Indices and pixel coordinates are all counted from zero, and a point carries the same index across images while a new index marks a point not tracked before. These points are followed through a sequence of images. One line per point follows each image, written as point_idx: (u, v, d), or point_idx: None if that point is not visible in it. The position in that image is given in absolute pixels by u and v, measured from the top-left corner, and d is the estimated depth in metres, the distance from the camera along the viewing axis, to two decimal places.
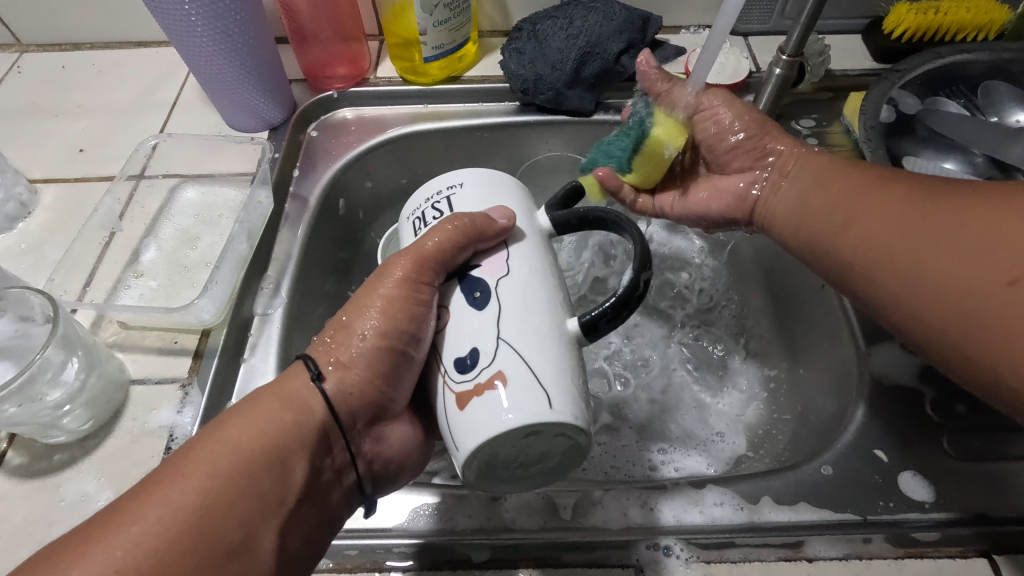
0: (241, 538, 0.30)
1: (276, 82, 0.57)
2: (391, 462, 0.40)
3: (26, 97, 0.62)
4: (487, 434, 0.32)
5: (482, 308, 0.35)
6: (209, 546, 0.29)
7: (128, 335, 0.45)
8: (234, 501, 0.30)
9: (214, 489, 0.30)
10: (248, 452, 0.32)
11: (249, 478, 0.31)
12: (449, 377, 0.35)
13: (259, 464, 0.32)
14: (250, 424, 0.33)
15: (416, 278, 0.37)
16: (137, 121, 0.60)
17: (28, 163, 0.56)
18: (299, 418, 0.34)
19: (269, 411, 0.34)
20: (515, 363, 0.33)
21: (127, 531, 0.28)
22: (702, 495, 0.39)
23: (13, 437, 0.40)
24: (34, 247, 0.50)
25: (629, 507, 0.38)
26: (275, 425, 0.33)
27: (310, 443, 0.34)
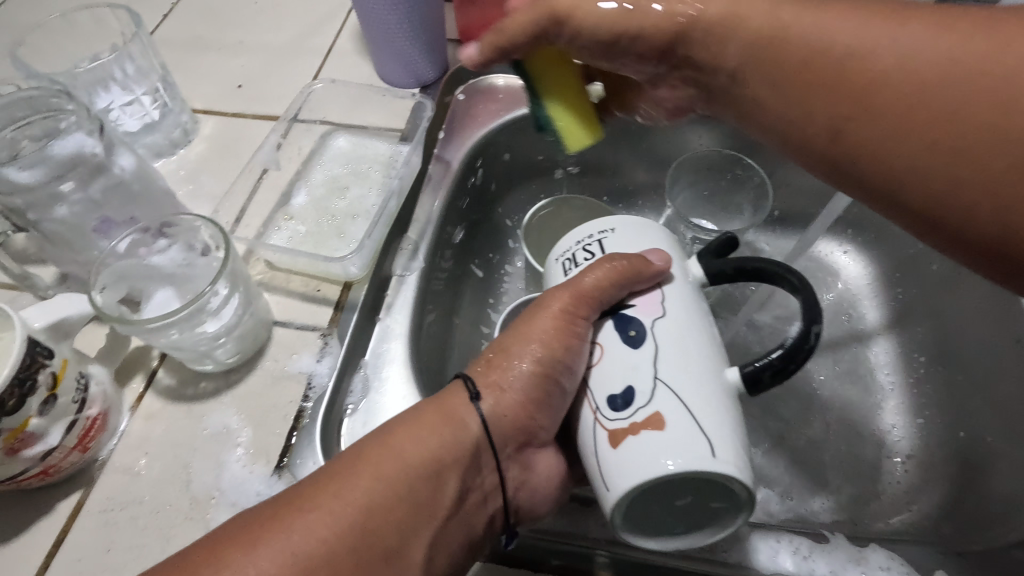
0: (396, 545, 0.27)
1: (437, 39, 0.56)
2: (535, 496, 0.34)
3: (194, 29, 0.64)
4: (646, 479, 0.27)
5: (638, 347, 0.30)
6: (363, 552, 0.26)
7: (274, 276, 0.45)
8: (393, 509, 0.27)
9: (377, 494, 0.27)
10: (408, 461, 0.28)
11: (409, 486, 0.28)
12: (600, 414, 0.30)
13: (418, 475, 0.28)
14: (412, 432, 0.29)
15: (572, 312, 0.32)
16: (293, 62, 0.60)
17: (191, 93, 0.58)
18: (457, 436, 0.30)
19: (429, 423, 0.30)
20: (677, 409, 0.28)
21: (298, 520, 0.25)
22: (865, 555, 0.35)
23: (164, 356, 0.41)
24: (192, 176, 0.51)
25: (779, 552, 0.35)
26: (434, 438, 0.29)
27: (463, 461, 0.30)
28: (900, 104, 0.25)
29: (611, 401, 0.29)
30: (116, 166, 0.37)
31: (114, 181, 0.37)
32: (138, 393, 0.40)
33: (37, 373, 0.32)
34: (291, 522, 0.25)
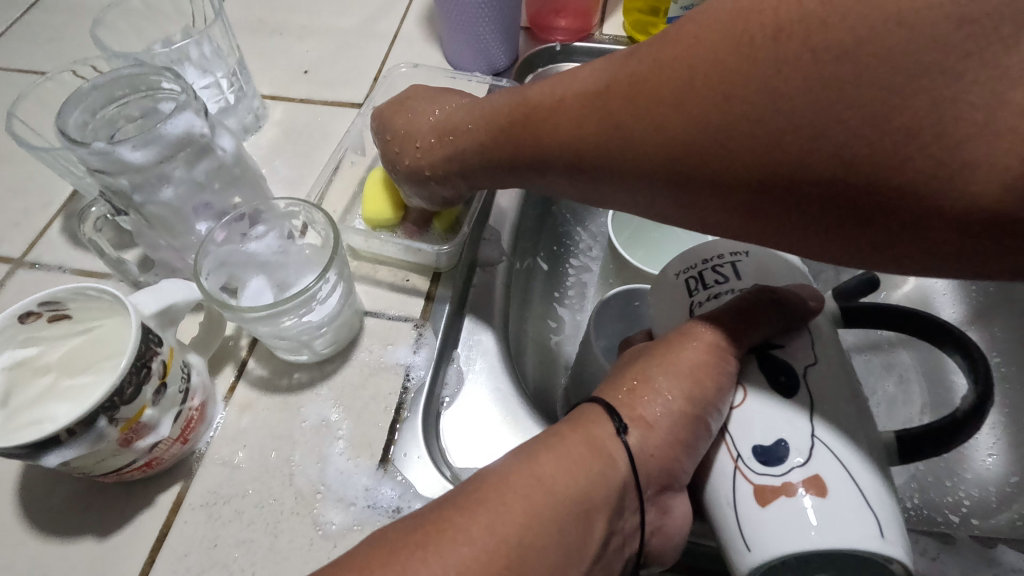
0: None
1: (512, 25, 0.54)
2: (668, 540, 0.30)
3: (253, 12, 0.62)
4: (803, 548, 0.25)
5: (791, 398, 0.28)
6: None
7: (360, 265, 0.44)
8: (539, 552, 0.25)
9: (528, 532, 0.25)
10: (560, 498, 0.26)
11: (560, 528, 0.26)
12: (743, 464, 0.27)
13: (569, 514, 0.26)
14: (561, 463, 0.28)
15: (721, 349, 0.30)
16: (358, 48, 0.59)
17: (256, 78, 0.56)
18: (606, 471, 0.28)
19: (578, 456, 0.28)
20: (839, 469, 0.26)
21: (443, 559, 0.24)
22: (997, 556, 0.33)
23: (255, 345, 0.40)
24: (265, 162, 0.50)
25: (908, 552, 0.33)
26: (584, 472, 0.27)
27: (610, 497, 0.28)
28: (738, 139, 0.24)
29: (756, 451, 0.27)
30: (219, 148, 0.35)
31: (216, 165, 0.35)
32: (230, 383, 0.38)
33: (151, 361, 0.30)
34: (432, 562, 0.24)
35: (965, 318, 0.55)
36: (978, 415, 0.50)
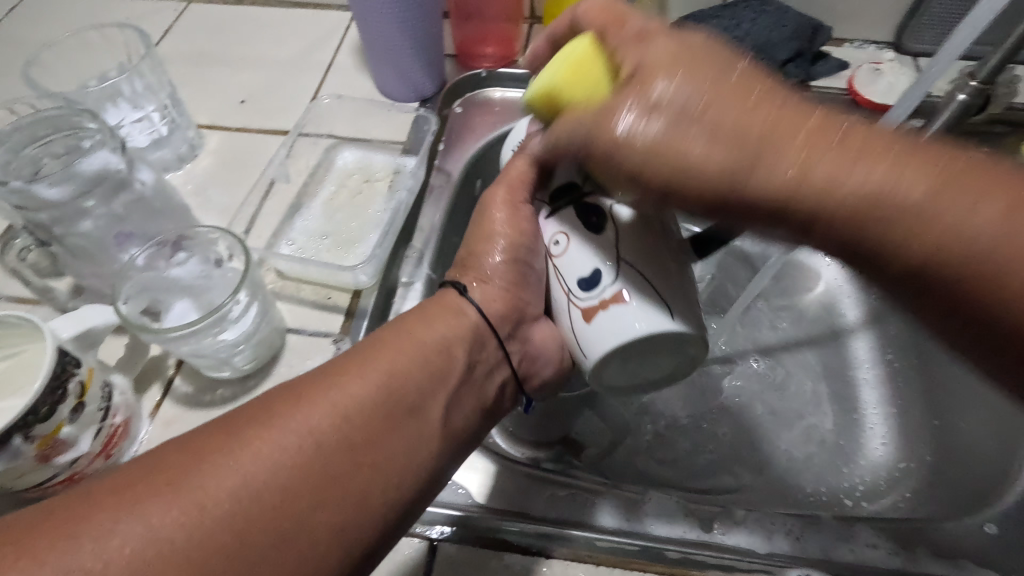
0: (375, 455, 0.28)
1: (435, 55, 0.58)
2: (536, 360, 0.39)
3: (194, 43, 0.65)
4: (621, 343, 0.31)
5: (599, 232, 0.33)
6: (337, 466, 0.27)
7: (284, 285, 0.47)
8: (369, 429, 0.28)
9: (353, 413, 0.29)
10: (382, 384, 0.30)
11: (381, 410, 0.29)
12: (571, 295, 0.33)
13: (389, 395, 0.30)
14: (385, 356, 0.32)
15: (515, 200, 0.38)
16: (294, 77, 0.62)
17: (195, 107, 0.59)
18: (427, 357, 0.33)
19: (401, 350, 0.32)
20: (645, 293, 0.31)
21: (309, 406, 0.28)
22: (854, 533, 0.37)
23: (181, 364, 0.42)
24: (200, 189, 0.53)
25: (774, 532, 0.37)
26: (406, 360, 0.32)
27: (466, 336, 0.35)
28: (832, 211, 0.22)
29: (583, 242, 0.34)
30: (138, 181, 0.38)
31: (135, 196, 0.38)
32: (156, 400, 0.41)
33: (67, 382, 0.33)
34: (300, 409, 0.28)
35: (865, 319, 0.59)
36: (873, 407, 0.55)
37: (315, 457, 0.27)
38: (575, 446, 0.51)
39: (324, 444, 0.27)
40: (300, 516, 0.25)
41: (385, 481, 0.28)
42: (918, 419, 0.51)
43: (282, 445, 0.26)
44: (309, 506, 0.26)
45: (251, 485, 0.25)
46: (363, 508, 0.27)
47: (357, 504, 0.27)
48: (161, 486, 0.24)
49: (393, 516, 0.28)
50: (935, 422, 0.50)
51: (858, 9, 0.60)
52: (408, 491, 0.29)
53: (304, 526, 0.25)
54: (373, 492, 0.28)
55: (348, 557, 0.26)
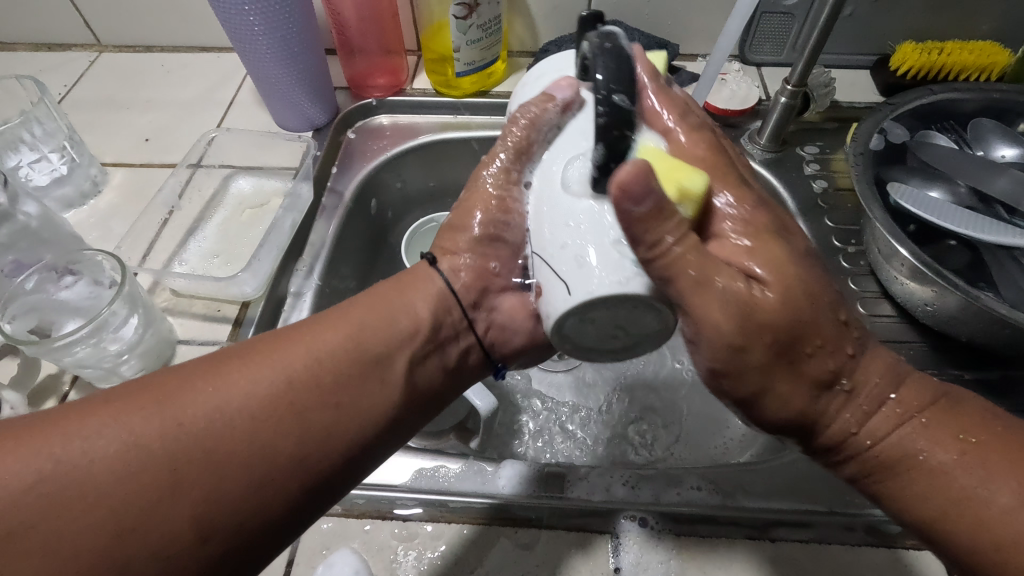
0: (338, 396, 0.32)
1: (323, 88, 0.63)
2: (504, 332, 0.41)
3: (104, 91, 0.70)
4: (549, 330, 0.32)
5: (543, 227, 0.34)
6: (300, 405, 0.31)
7: (178, 302, 0.51)
8: (331, 378, 0.32)
9: (319, 362, 0.32)
10: (348, 342, 0.34)
11: (348, 363, 0.33)
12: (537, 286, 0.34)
13: (349, 354, 0.33)
14: (351, 320, 0.35)
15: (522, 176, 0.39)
16: (197, 115, 0.67)
17: (101, 149, 0.63)
18: (388, 322, 0.36)
19: (365, 317, 0.36)
20: (547, 273, 0.31)
21: (283, 347, 0.32)
22: (681, 479, 0.42)
23: (76, 379, 0.45)
24: (101, 222, 0.56)
25: (612, 484, 0.42)
26: (367, 324, 0.35)
27: (427, 297, 0.39)
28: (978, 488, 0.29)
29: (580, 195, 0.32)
30: (20, 214, 0.43)
31: (18, 227, 0.43)
32: None
33: None
34: (275, 349, 0.32)
35: None
36: None
37: (282, 395, 0.30)
38: (467, 431, 0.55)
39: (293, 383, 0.31)
40: (271, 441, 0.29)
41: (349, 420, 0.32)
42: None
43: (258, 382, 0.30)
44: (267, 437, 0.29)
45: (227, 412, 0.29)
46: (329, 440, 0.31)
47: (317, 431, 0.30)
48: (136, 402, 0.28)
49: (352, 454, 0.32)
50: None
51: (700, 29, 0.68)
52: (366, 436, 0.32)
53: (266, 447, 0.29)
54: (333, 434, 0.31)
55: (301, 489, 0.29)
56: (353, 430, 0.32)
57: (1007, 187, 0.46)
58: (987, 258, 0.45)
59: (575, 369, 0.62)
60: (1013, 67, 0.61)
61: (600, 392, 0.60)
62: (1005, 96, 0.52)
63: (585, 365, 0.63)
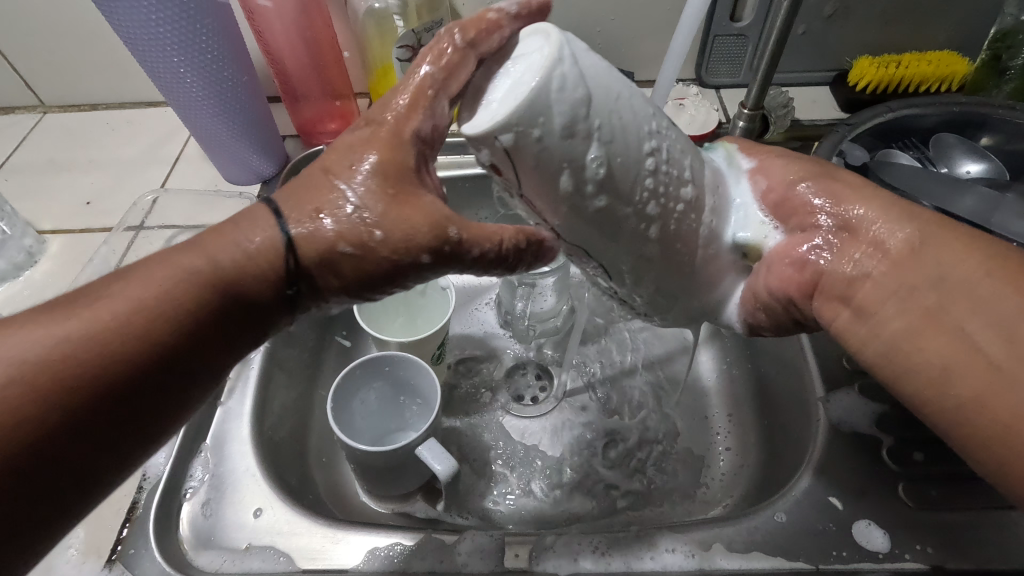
0: (76, 385, 0.24)
1: (268, 138, 0.61)
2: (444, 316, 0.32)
3: (47, 154, 0.67)
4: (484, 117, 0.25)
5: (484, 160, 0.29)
6: (22, 386, 0.23)
7: None
8: (81, 364, 0.24)
9: (79, 336, 0.24)
10: (130, 313, 0.25)
11: (111, 340, 0.24)
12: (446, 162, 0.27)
13: (120, 332, 0.25)
14: (154, 284, 0.26)
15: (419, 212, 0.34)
16: (142, 175, 0.64)
17: (39, 215, 0.61)
18: (200, 292, 0.26)
19: (171, 278, 0.26)
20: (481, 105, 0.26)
21: (56, 317, 0.25)
22: (655, 541, 0.39)
23: None
24: (36, 293, 0.54)
25: (580, 553, 0.39)
26: (171, 289, 0.26)
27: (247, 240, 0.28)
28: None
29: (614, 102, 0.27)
30: None
31: None
32: None
33: None
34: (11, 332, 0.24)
35: (706, 334, 0.62)
36: (715, 412, 0.58)
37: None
38: (435, 492, 0.51)
39: (11, 366, 0.23)
40: None
41: (89, 386, 0.24)
42: (752, 420, 0.55)
43: (14, 351, 0.23)
44: None
45: None
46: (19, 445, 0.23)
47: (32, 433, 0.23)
48: None
49: (80, 445, 0.24)
50: (766, 421, 0.53)
51: (656, 54, 0.67)
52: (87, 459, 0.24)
53: None
54: (53, 415, 0.23)
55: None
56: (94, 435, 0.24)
57: (973, 206, 0.45)
58: None
59: (549, 415, 0.58)
60: (972, 76, 0.60)
61: (578, 437, 0.56)
62: (964, 109, 0.51)
63: (561, 409, 0.58)
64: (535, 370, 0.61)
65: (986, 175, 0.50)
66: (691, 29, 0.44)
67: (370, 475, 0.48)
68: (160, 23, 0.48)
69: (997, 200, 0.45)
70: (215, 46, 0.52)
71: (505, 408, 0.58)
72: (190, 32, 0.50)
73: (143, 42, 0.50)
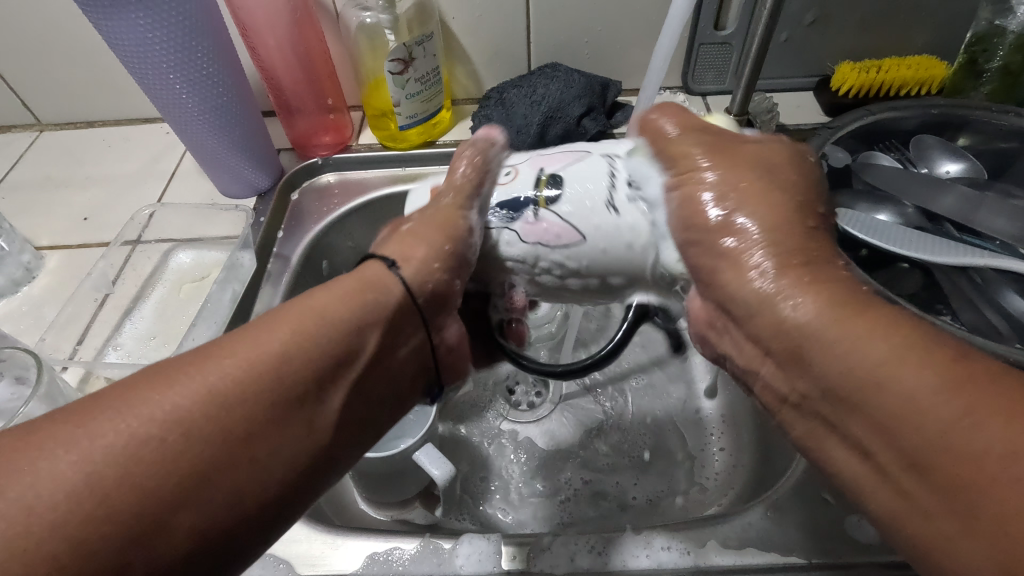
0: (260, 432, 0.25)
1: (264, 152, 0.62)
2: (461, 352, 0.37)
3: (43, 172, 0.68)
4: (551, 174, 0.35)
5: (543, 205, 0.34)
6: (235, 430, 0.24)
7: None
8: (274, 405, 0.26)
9: (263, 380, 0.26)
10: (305, 355, 0.27)
11: (286, 379, 0.26)
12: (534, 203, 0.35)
13: (299, 374, 0.27)
14: (318, 326, 0.28)
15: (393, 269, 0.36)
16: (138, 190, 0.65)
17: (36, 232, 0.61)
18: (359, 332, 0.29)
19: (334, 320, 0.28)
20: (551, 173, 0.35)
21: (221, 362, 0.25)
22: (650, 539, 0.40)
23: None
24: (33, 308, 0.55)
25: (577, 553, 0.39)
26: (335, 332, 0.28)
27: (386, 315, 0.31)
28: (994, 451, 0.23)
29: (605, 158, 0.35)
30: None
31: None
32: None
33: None
34: (183, 382, 0.24)
35: None
36: (709, 414, 0.58)
37: (198, 427, 0.24)
38: (433, 497, 0.51)
39: (207, 419, 0.24)
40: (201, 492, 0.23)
41: (273, 423, 0.26)
42: (745, 420, 0.55)
43: (204, 395, 0.24)
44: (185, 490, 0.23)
45: (125, 447, 0.22)
46: (242, 483, 0.24)
47: (243, 474, 0.24)
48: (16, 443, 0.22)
49: (288, 470, 0.26)
50: (759, 421, 0.54)
51: (643, 63, 0.68)
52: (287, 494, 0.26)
53: (191, 505, 0.23)
54: (262, 454, 0.25)
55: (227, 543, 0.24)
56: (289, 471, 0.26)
57: (953, 205, 0.46)
58: (942, 281, 0.44)
59: (545, 419, 0.58)
60: (951, 79, 0.61)
61: (574, 440, 0.57)
62: (942, 111, 0.52)
63: (557, 413, 0.59)
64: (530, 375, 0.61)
65: (966, 174, 0.51)
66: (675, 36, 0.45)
67: (366, 480, 0.48)
68: (157, 40, 0.49)
69: (976, 199, 0.46)
70: (211, 62, 0.53)
71: (503, 413, 0.59)
72: (187, 48, 0.51)
73: (140, 59, 0.51)
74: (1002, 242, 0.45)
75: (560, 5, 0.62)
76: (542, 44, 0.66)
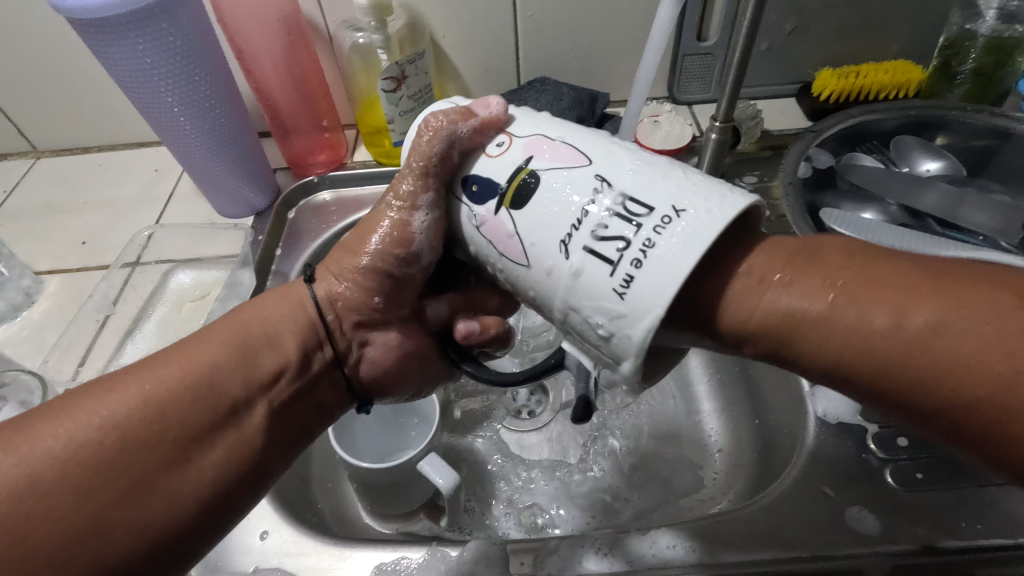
0: (178, 452, 0.29)
1: (260, 171, 0.63)
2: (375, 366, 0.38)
3: (40, 198, 0.69)
4: (661, 221, 0.26)
5: (639, 269, 0.25)
6: (143, 457, 0.29)
7: None
8: (180, 427, 0.30)
9: (149, 412, 0.30)
10: (180, 385, 0.31)
11: (186, 408, 0.30)
12: (630, 247, 0.26)
13: (188, 401, 0.31)
14: (189, 359, 0.32)
15: (388, 250, 0.34)
16: (137, 213, 0.66)
17: (35, 257, 0.62)
18: (246, 361, 0.33)
19: (214, 351, 0.33)
20: (683, 244, 0.25)
21: (129, 387, 0.30)
22: (656, 538, 0.40)
23: None
24: (33, 333, 0.55)
25: (584, 555, 0.40)
26: (208, 361, 0.32)
27: (283, 321, 0.35)
28: None
29: (596, 241, 0.27)
30: None
31: None
32: None
33: None
34: (92, 410, 0.29)
35: None
36: (707, 415, 0.59)
37: (96, 456, 0.28)
38: (437, 509, 0.51)
39: (110, 448, 0.28)
40: (102, 522, 0.27)
41: (188, 443, 0.30)
42: (742, 420, 0.56)
43: (106, 423, 0.29)
44: (106, 503, 0.27)
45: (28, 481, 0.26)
46: (170, 500, 0.29)
47: (158, 499, 0.28)
48: None
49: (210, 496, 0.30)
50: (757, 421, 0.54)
51: (629, 75, 0.70)
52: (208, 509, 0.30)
53: (107, 520, 0.27)
54: (181, 484, 0.29)
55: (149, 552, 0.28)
56: (199, 492, 0.30)
57: (936, 202, 0.48)
58: None
59: (545, 427, 0.59)
60: (927, 82, 0.63)
61: (577, 446, 0.57)
62: (920, 112, 0.54)
63: (558, 421, 0.59)
64: (530, 384, 0.62)
65: (945, 172, 0.53)
66: (661, 46, 0.47)
67: (372, 493, 0.48)
68: (155, 65, 0.51)
69: (958, 195, 0.48)
70: (207, 85, 0.54)
71: (503, 423, 0.59)
72: (184, 72, 0.52)
73: (138, 84, 0.52)
74: (984, 236, 0.47)
75: (547, 22, 0.64)
76: (530, 59, 0.67)
